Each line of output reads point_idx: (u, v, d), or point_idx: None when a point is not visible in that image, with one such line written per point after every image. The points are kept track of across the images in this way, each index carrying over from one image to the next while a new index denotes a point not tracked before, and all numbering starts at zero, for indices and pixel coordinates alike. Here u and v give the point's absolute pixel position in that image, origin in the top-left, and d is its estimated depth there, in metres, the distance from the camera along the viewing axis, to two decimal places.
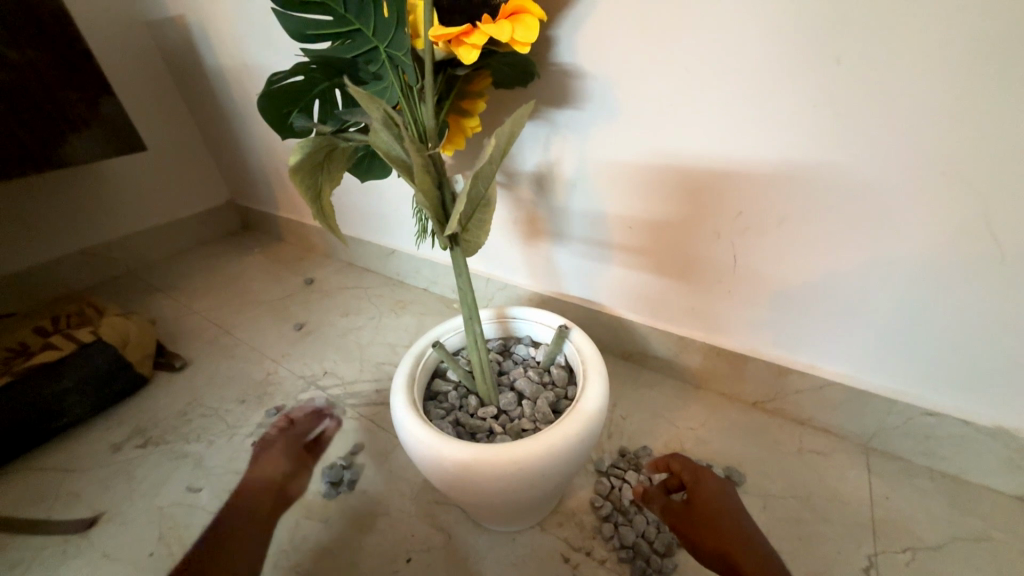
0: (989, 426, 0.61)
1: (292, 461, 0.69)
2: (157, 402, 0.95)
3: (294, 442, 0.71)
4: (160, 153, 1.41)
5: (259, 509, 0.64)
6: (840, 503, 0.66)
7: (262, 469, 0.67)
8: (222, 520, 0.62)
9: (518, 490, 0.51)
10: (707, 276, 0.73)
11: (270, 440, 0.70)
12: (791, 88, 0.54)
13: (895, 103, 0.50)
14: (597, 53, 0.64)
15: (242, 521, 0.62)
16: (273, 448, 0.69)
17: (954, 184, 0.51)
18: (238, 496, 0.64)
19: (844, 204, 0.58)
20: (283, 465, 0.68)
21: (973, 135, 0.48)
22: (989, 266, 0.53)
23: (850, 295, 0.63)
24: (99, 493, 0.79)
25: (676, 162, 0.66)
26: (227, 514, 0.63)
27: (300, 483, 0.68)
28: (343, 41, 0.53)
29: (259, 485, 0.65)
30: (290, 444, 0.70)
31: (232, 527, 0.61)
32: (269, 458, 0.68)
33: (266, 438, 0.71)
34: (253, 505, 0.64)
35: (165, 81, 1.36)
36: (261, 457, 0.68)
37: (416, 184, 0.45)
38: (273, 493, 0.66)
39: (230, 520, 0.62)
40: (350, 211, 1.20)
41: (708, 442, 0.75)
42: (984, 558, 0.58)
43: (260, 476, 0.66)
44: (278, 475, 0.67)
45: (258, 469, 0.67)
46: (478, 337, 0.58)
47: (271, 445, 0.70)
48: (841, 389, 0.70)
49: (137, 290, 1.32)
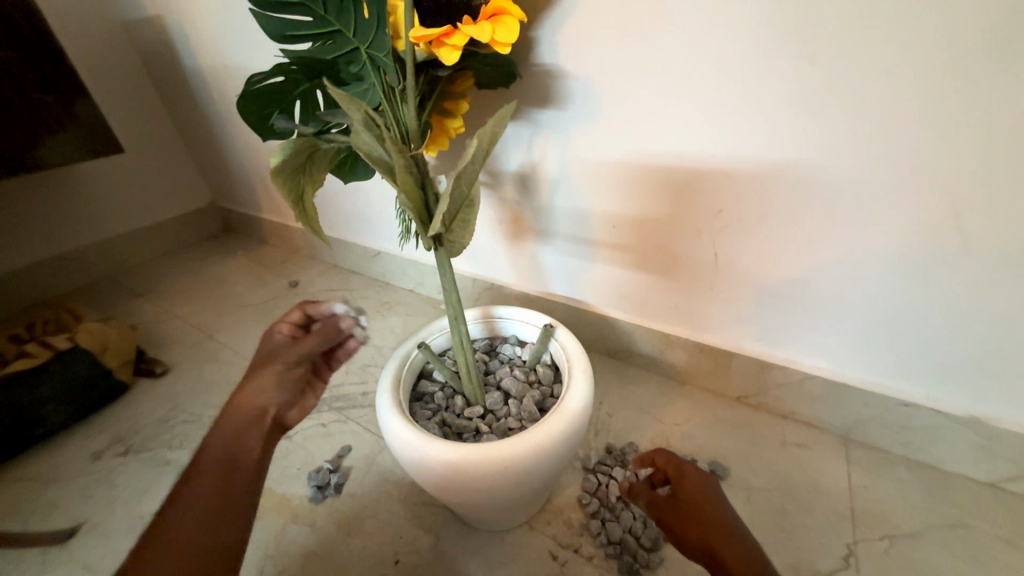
0: (961, 415, 0.63)
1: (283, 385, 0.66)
2: (138, 408, 0.93)
3: (291, 358, 0.66)
4: (138, 155, 1.38)
5: (233, 445, 0.61)
6: (821, 494, 0.67)
7: (241, 398, 0.63)
8: (207, 449, 0.60)
9: (505, 488, 0.51)
10: (690, 274, 0.74)
11: (276, 351, 0.66)
12: (768, 88, 0.55)
13: (866, 102, 0.51)
14: (578, 53, 0.64)
15: (223, 454, 0.59)
16: (264, 371, 0.65)
17: (924, 181, 0.53)
18: (222, 424, 0.61)
19: (820, 202, 0.59)
20: (271, 390, 0.64)
21: (942, 133, 0.50)
22: (958, 259, 0.55)
23: (827, 290, 0.64)
24: (79, 502, 0.77)
25: (658, 161, 0.67)
26: (214, 436, 0.61)
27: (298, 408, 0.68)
28: (324, 42, 0.53)
29: (251, 409, 0.63)
30: (282, 369, 0.65)
31: (217, 458, 0.59)
32: (257, 378, 0.64)
33: (264, 355, 0.66)
34: (229, 438, 0.61)
35: (142, 81, 1.34)
36: (251, 378, 0.64)
37: (398, 185, 0.45)
38: (254, 419, 0.63)
39: (210, 457, 0.59)
40: (334, 213, 1.19)
41: (694, 437, 0.76)
42: (958, 543, 0.60)
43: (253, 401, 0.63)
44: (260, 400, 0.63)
45: (245, 395, 0.63)
46: (463, 338, 0.58)
47: (266, 361, 0.65)
48: (820, 382, 0.71)
49: (116, 295, 1.30)
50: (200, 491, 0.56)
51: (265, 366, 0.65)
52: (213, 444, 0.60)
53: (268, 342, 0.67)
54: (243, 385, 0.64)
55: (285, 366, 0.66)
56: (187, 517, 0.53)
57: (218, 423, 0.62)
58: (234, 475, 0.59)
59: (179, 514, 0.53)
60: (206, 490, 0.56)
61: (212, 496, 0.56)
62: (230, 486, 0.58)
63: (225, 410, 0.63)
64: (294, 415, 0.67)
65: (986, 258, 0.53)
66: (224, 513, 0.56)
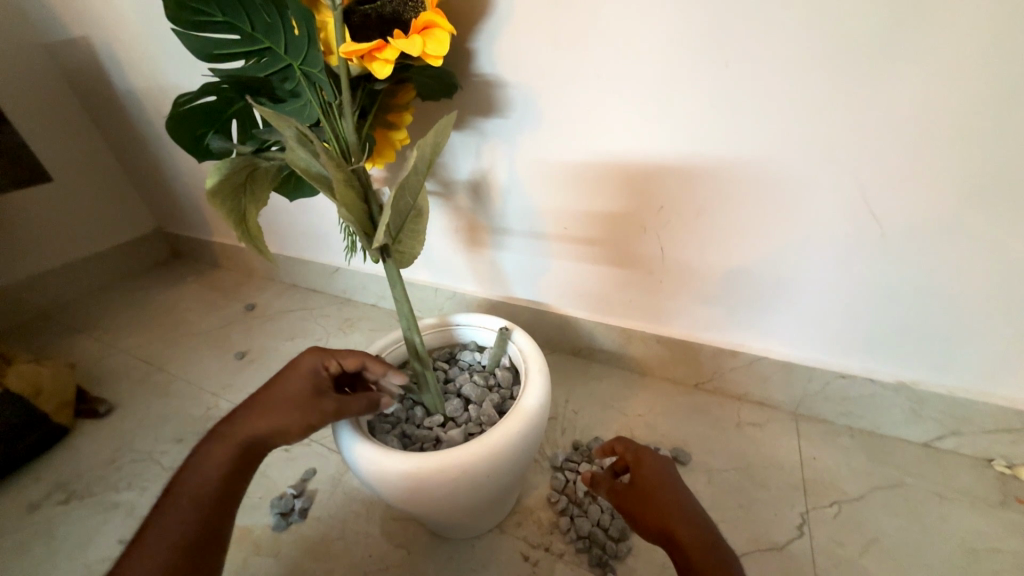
0: (892, 382, 0.68)
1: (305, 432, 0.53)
2: (81, 452, 0.88)
3: (334, 404, 0.53)
4: (70, 184, 1.30)
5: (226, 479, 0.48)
6: (774, 468, 0.71)
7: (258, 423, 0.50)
8: (195, 470, 0.48)
9: (465, 493, 0.52)
10: (639, 268, 0.77)
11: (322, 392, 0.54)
12: (692, 90, 0.59)
13: (779, 99, 0.55)
14: (514, 62, 0.66)
15: (212, 487, 0.47)
16: (301, 406, 0.52)
17: (837, 169, 0.57)
18: (221, 443, 0.49)
19: (752, 192, 0.63)
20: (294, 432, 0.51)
21: (848, 125, 0.54)
22: (873, 239, 0.59)
23: (765, 275, 0.68)
24: (15, 559, 0.71)
25: (600, 161, 0.69)
26: (208, 454, 0.48)
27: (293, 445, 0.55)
28: (255, 59, 0.52)
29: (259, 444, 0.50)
30: (318, 411, 0.52)
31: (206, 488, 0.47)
32: (286, 407, 0.51)
33: (306, 383, 0.54)
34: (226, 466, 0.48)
35: (71, 106, 1.27)
36: (280, 403, 0.52)
37: (338, 199, 0.45)
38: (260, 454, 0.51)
39: (200, 482, 0.47)
40: (288, 232, 1.16)
41: (656, 426, 0.79)
42: (898, 502, 0.65)
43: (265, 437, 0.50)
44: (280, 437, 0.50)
45: (265, 419, 0.50)
46: (419, 351, 0.58)
47: (304, 392, 0.53)
48: (769, 363, 0.75)
49: (52, 333, 1.22)
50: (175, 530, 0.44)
51: (302, 399, 0.52)
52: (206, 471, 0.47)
53: (310, 369, 0.55)
54: (265, 404, 0.52)
55: (323, 410, 0.52)
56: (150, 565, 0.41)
57: (216, 441, 0.49)
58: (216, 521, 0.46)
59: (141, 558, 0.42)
60: (183, 529, 0.44)
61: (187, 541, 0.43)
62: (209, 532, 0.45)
63: (232, 428, 0.50)
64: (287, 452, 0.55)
65: (898, 235, 0.58)
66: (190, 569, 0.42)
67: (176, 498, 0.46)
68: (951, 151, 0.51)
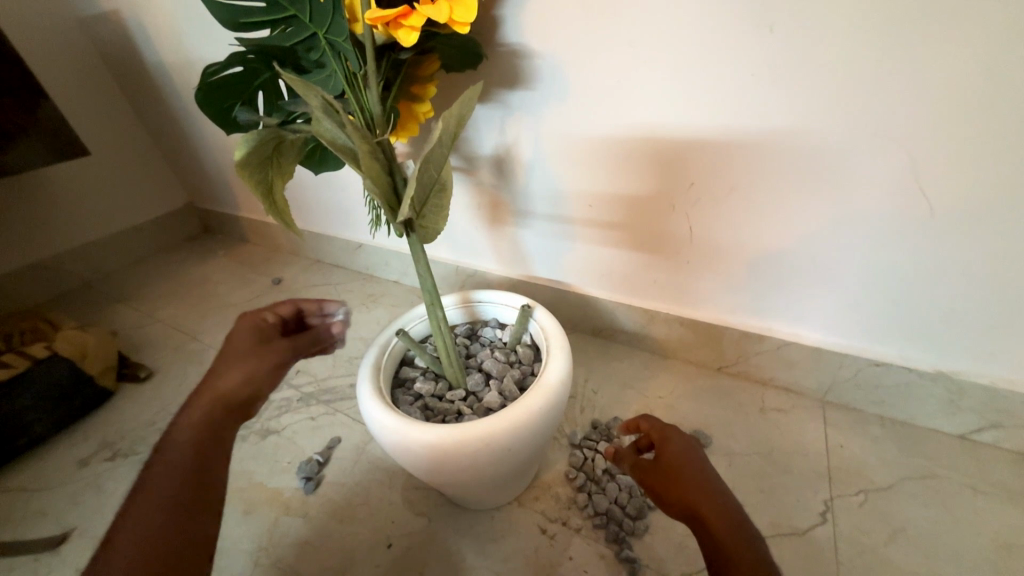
0: (930, 371, 0.65)
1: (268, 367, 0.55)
2: (123, 413, 0.93)
3: (285, 345, 0.57)
4: (108, 158, 1.34)
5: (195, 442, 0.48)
6: (800, 455, 0.69)
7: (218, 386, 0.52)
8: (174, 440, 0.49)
9: (486, 465, 0.53)
10: (667, 248, 0.75)
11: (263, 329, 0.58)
12: (728, 60, 0.56)
13: (822, 69, 0.52)
14: (542, 31, 0.64)
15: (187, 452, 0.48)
16: (244, 359, 0.54)
17: (887, 142, 0.53)
18: (200, 397, 0.52)
19: (789, 168, 0.60)
20: (248, 380, 0.53)
21: (907, 92, 0.50)
22: (918, 221, 0.56)
23: (802, 257, 0.65)
24: (69, 508, 0.77)
25: (628, 135, 0.67)
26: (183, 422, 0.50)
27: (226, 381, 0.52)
28: (281, 29, 0.52)
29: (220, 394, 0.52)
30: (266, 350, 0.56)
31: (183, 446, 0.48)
32: (234, 366, 0.53)
33: (247, 338, 0.55)
34: (207, 418, 0.50)
35: (106, 81, 1.29)
36: (224, 367, 0.53)
37: (363, 171, 0.44)
38: (234, 407, 0.52)
39: (181, 443, 0.48)
40: (312, 207, 1.18)
41: (677, 408, 0.78)
42: (929, 493, 0.63)
43: (221, 388, 0.52)
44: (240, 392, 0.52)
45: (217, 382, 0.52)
46: (401, 331, 0.62)
47: (242, 355, 0.54)
48: (797, 348, 0.73)
49: (94, 302, 1.27)
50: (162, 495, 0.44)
51: (252, 344, 0.55)
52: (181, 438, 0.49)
53: (257, 325, 0.58)
54: (227, 357, 0.54)
55: (274, 351, 0.56)
56: (146, 531, 0.42)
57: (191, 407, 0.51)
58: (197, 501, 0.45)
59: (120, 549, 0.41)
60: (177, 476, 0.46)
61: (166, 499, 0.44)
62: (202, 482, 0.47)
63: (212, 384, 0.52)
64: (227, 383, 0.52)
65: (948, 216, 0.54)
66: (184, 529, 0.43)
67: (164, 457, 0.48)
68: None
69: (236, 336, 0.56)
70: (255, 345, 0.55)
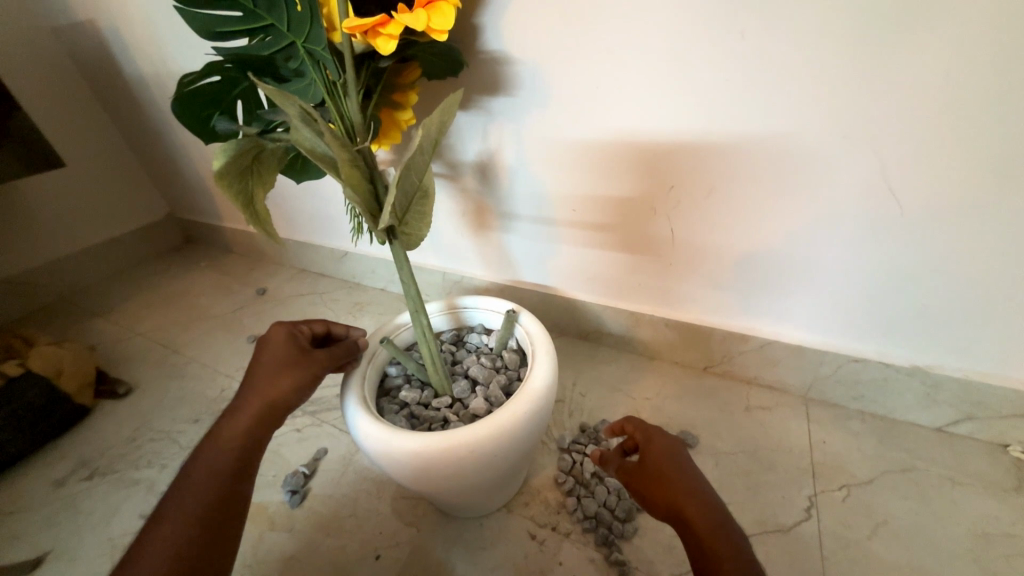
0: (907, 367, 0.67)
1: (307, 379, 0.54)
2: (101, 431, 0.90)
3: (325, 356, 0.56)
4: (85, 170, 1.32)
5: (239, 450, 0.48)
6: (784, 452, 0.70)
7: (261, 393, 0.51)
8: (208, 449, 0.48)
9: (473, 472, 0.52)
10: (650, 251, 0.75)
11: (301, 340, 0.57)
12: (704, 66, 0.57)
13: (794, 74, 0.53)
14: (522, 38, 0.64)
15: (224, 460, 0.47)
16: (291, 367, 0.53)
17: (857, 145, 0.55)
18: (243, 405, 0.51)
19: (765, 170, 0.61)
20: (295, 390, 0.53)
21: (874, 97, 0.52)
22: (889, 219, 0.58)
23: (780, 256, 0.66)
24: (43, 531, 0.74)
25: (608, 140, 0.68)
26: (219, 432, 0.49)
27: (274, 390, 0.52)
28: (259, 38, 0.51)
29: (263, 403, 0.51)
30: (310, 361, 0.55)
31: (228, 455, 0.48)
32: (280, 374, 0.53)
33: (288, 347, 0.55)
34: (251, 428, 0.50)
35: (82, 92, 1.27)
36: (268, 372, 0.53)
37: (343, 178, 0.44)
38: (277, 417, 0.52)
39: (214, 454, 0.48)
40: (296, 216, 1.17)
41: (664, 409, 0.79)
42: (909, 486, 0.64)
43: (264, 396, 0.51)
44: (279, 401, 0.52)
45: (259, 390, 0.51)
46: (385, 339, 0.61)
47: (286, 363, 0.54)
48: (779, 346, 0.74)
49: (70, 317, 1.24)
50: (193, 508, 0.44)
51: (293, 356, 0.54)
52: (219, 446, 0.48)
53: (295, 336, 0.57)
54: (267, 367, 0.53)
55: (316, 362, 0.55)
56: (180, 542, 0.42)
57: (233, 413, 0.50)
58: (228, 516, 0.45)
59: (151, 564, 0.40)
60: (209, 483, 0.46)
61: (202, 515, 0.44)
62: (231, 500, 0.46)
63: (252, 391, 0.51)
64: (278, 394, 0.52)
65: (915, 215, 0.56)
66: (214, 547, 0.43)
67: (195, 465, 0.47)
68: (984, 123, 0.49)
69: (273, 347, 0.55)
70: (296, 356, 0.54)
